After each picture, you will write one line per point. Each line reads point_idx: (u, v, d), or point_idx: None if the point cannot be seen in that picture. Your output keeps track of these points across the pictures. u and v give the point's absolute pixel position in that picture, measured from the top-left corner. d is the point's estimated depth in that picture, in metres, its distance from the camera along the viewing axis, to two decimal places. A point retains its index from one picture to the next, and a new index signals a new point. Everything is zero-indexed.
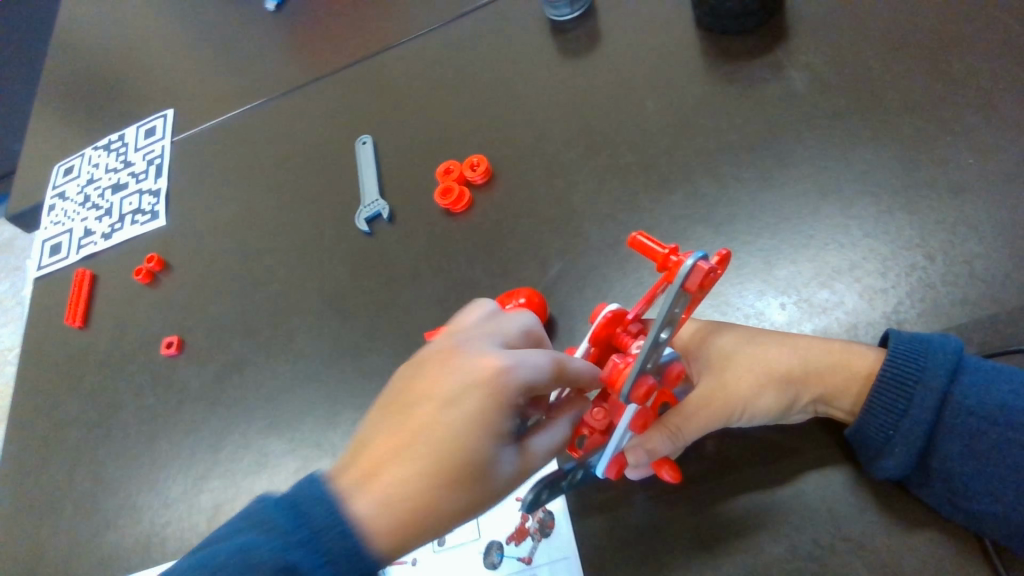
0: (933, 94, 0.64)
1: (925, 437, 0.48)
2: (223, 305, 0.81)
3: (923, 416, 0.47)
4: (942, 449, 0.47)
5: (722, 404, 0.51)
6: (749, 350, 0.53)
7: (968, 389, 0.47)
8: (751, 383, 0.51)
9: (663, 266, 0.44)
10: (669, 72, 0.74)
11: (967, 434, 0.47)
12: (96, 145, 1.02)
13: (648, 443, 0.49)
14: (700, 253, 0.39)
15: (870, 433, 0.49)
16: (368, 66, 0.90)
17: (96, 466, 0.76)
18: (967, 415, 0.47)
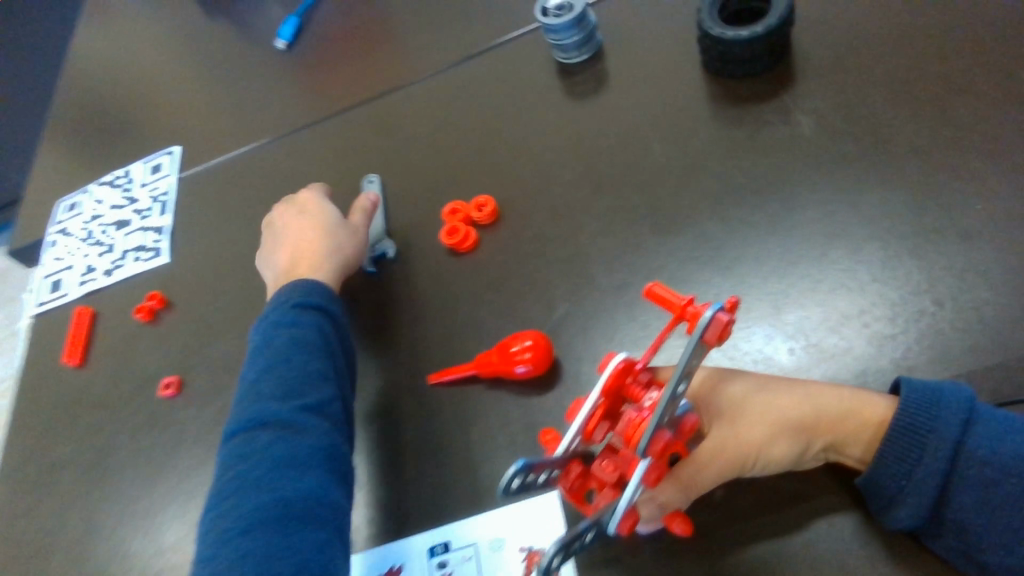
0: (940, 141, 0.64)
1: (939, 488, 0.46)
2: (224, 344, 0.80)
3: (938, 466, 0.46)
4: (956, 501, 0.46)
5: (734, 454, 0.50)
6: (759, 397, 0.52)
7: (982, 439, 0.46)
8: (762, 431, 0.50)
9: (678, 317, 0.44)
10: (675, 116, 0.75)
11: (983, 485, 0.45)
12: (101, 181, 1.03)
13: (659, 495, 0.49)
14: (718, 303, 0.39)
15: (883, 483, 0.48)
16: (376, 106, 0.91)
17: (90, 507, 0.74)
18: (981, 465, 0.45)
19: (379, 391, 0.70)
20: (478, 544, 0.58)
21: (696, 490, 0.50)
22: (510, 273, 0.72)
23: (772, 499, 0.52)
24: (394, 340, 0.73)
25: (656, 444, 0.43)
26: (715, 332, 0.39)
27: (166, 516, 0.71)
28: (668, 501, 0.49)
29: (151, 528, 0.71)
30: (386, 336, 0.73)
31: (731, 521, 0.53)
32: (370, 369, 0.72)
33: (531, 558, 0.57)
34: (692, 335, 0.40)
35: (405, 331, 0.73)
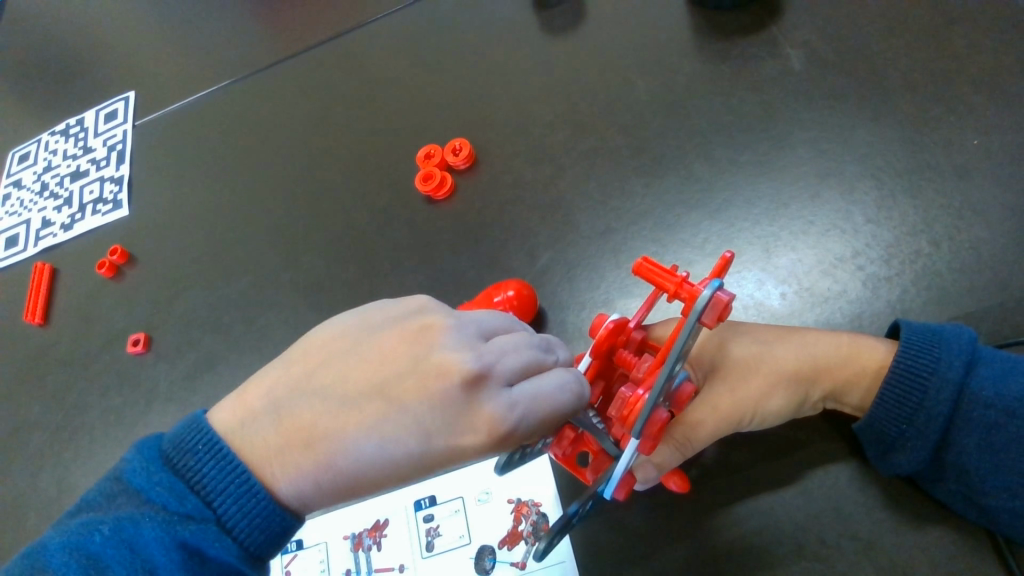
0: (936, 73, 0.62)
1: (941, 430, 0.45)
2: (193, 299, 0.77)
3: (941, 409, 0.45)
4: (958, 444, 0.45)
5: (731, 409, 0.49)
6: (755, 353, 0.51)
7: (986, 381, 0.44)
8: (758, 386, 0.49)
9: (673, 293, 0.41)
10: (660, 49, 0.71)
11: (986, 428, 0.44)
12: (53, 131, 0.97)
13: (655, 458, 0.48)
14: (715, 283, 0.36)
15: (882, 428, 0.47)
16: (342, 43, 0.86)
17: (60, 472, 0.72)
18: (985, 407, 0.44)
19: None
20: (465, 497, 0.57)
21: (691, 449, 0.49)
22: (491, 220, 0.70)
23: (767, 446, 0.52)
24: (372, 293, 0.70)
25: (653, 425, 0.40)
26: (714, 315, 0.36)
27: None
28: (663, 463, 0.48)
29: None
30: (364, 288, 0.71)
31: (724, 469, 0.52)
32: None
33: (520, 509, 0.56)
34: (688, 318, 0.37)
35: (382, 282, 0.70)
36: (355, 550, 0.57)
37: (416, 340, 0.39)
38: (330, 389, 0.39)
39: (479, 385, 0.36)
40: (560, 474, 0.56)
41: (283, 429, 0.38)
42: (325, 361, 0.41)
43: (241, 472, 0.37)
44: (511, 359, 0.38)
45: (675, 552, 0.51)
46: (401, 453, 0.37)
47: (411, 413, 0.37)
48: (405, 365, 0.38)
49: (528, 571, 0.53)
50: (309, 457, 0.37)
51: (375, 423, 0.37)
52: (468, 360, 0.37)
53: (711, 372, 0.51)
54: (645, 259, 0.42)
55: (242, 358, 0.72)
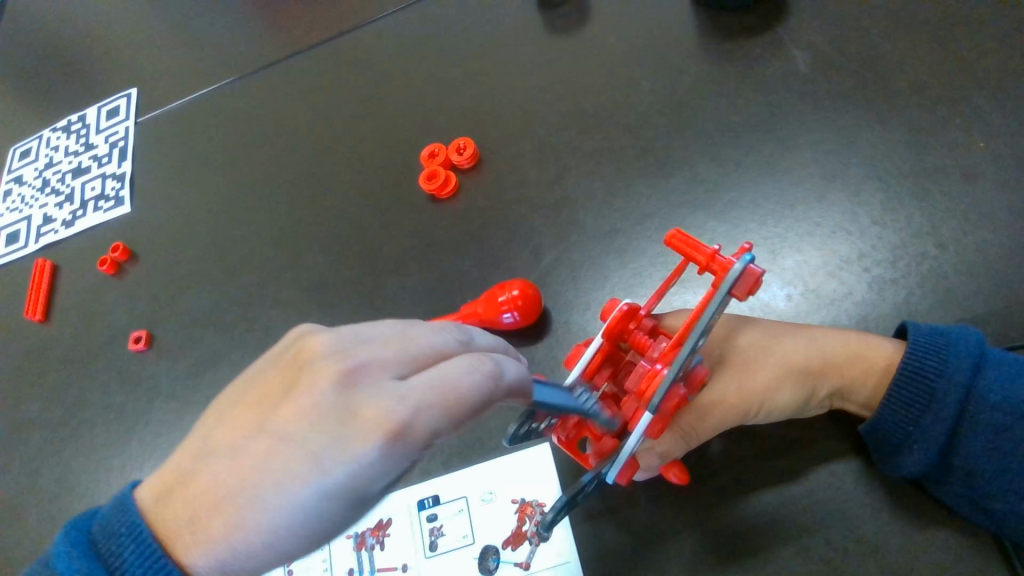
0: (942, 75, 0.62)
1: (947, 433, 0.45)
2: (194, 297, 0.77)
3: (948, 411, 0.45)
4: (965, 447, 0.45)
5: (738, 401, 0.49)
6: (765, 344, 0.51)
7: (993, 383, 0.44)
8: (767, 378, 0.49)
9: (703, 266, 0.41)
10: (665, 50, 0.71)
11: (993, 432, 0.44)
12: (54, 127, 0.97)
13: (659, 445, 0.47)
14: (749, 256, 0.37)
15: (888, 428, 0.47)
16: (346, 42, 0.85)
17: (61, 469, 0.72)
18: (992, 410, 0.44)
19: None
20: (469, 498, 0.57)
21: (696, 440, 0.49)
22: (495, 219, 0.69)
23: (772, 446, 0.52)
24: (374, 292, 0.70)
25: (669, 401, 0.40)
26: (746, 287, 0.37)
27: (142, 477, 0.69)
28: (669, 451, 0.48)
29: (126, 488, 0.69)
30: (367, 287, 0.71)
31: (729, 470, 0.52)
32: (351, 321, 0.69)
33: (524, 509, 0.55)
34: (719, 289, 0.37)
35: (385, 281, 0.70)
36: (357, 549, 0.57)
37: (294, 367, 0.35)
38: (219, 446, 0.33)
39: (346, 381, 0.32)
40: (565, 473, 0.57)
41: (184, 507, 0.32)
42: (219, 419, 0.35)
43: (160, 556, 0.31)
44: (397, 353, 0.34)
45: (680, 553, 0.50)
46: (292, 489, 0.30)
47: (297, 437, 0.31)
48: (284, 392, 0.34)
49: (532, 571, 0.53)
50: (216, 525, 0.31)
51: (259, 462, 0.31)
52: (342, 363, 0.33)
53: (721, 360, 0.51)
54: (679, 232, 0.43)
55: (243, 357, 0.71)
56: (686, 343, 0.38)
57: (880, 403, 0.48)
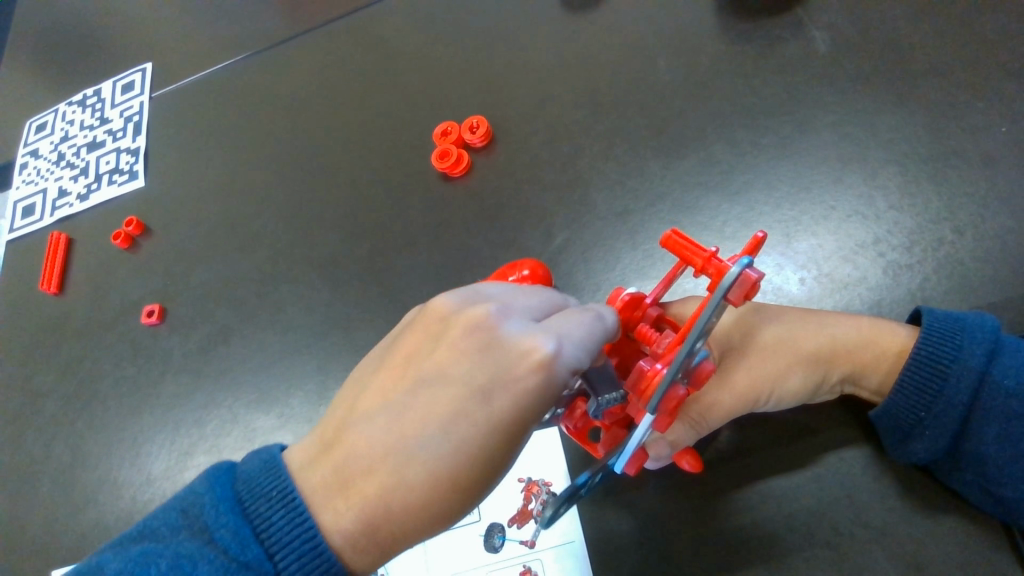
0: (964, 57, 0.61)
1: (960, 419, 0.45)
2: (206, 272, 0.77)
3: (961, 397, 0.44)
4: (977, 433, 0.45)
5: (748, 388, 0.49)
6: (776, 330, 0.50)
7: (1009, 370, 0.44)
8: (776, 365, 0.49)
9: (700, 269, 0.39)
10: (682, 29, 0.70)
11: (1006, 418, 0.44)
12: (70, 101, 0.97)
13: (669, 435, 0.47)
14: (745, 261, 0.33)
15: (901, 415, 0.46)
16: (360, 17, 0.85)
17: (73, 439, 0.73)
18: (1006, 397, 0.44)
19: (371, 322, 0.68)
20: None
21: (707, 428, 0.49)
22: (507, 199, 0.69)
23: (780, 430, 0.51)
24: (384, 270, 0.70)
25: (668, 402, 0.38)
26: (741, 293, 0.32)
27: (154, 448, 0.70)
28: (677, 440, 0.47)
29: (139, 458, 0.70)
30: (377, 265, 0.71)
31: (736, 453, 0.52)
32: (361, 299, 0.69)
33: (531, 488, 0.56)
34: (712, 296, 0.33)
35: (395, 259, 0.70)
36: None
37: (470, 348, 0.38)
38: (406, 388, 0.38)
39: (558, 368, 0.37)
40: (572, 454, 0.57)
41: (369, 438, 0.37)
42: (395, 398, 0.38)
43: (308, 526, 0.36)
44: (576, 333, 0.38)
45: (686, 535, 0.50)
46: (505, 440, 0.36)
47: (503, 413, 0.36)
48: (473, 377, 0.37)
49: (537, 549, 0.53)
50: (412, 482, 0.35)
51: (459, 431, 0.36)
52: (546, 345, 0.37)
53: (729, 348, 0.51)
54: (677, 232, 0.40)
55: (254, 332, 0.72)
56: (680, 351, 0.35)
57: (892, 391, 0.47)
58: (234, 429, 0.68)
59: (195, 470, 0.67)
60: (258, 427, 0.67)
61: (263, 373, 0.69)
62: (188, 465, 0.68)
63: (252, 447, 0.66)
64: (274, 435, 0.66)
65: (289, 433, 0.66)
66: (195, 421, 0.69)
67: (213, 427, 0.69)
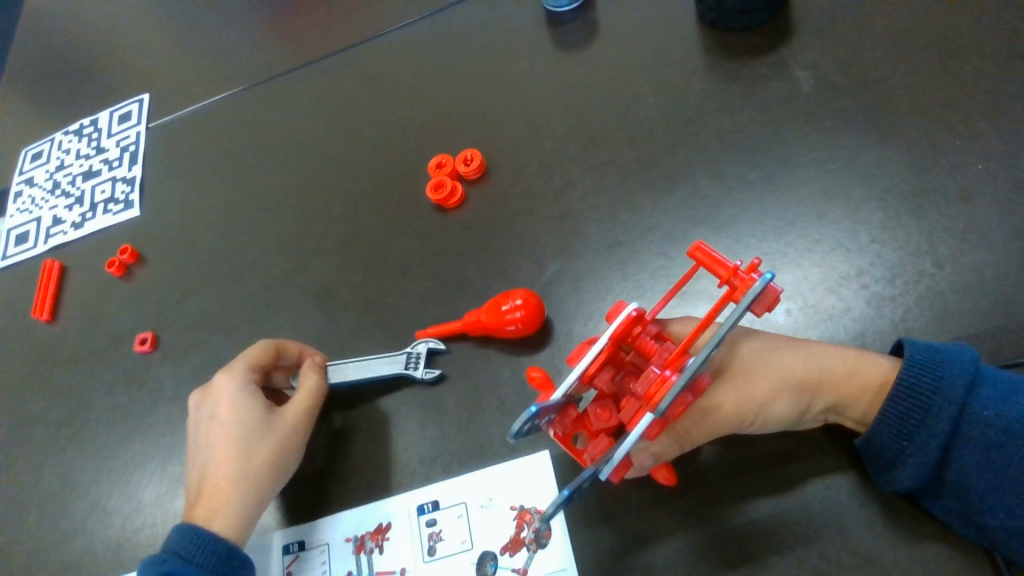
0: (941, 97, 0.63)
1: (941, 449, 0.45)
2: (200, 300, 0.77)
3: (942, 426, 0.45)
4: (958, 462, 0.45)
5: (735, 409, 0.50)
6: (766, 355, 0.51)
7: (987, 401, 0.45)
8: (765, 388, 0.50)
9: (725, 280, 0.43)
10: (670, 68, 0.72)
11: (985, 448, 0.44)
12: (66, 130, 0.98)
13: (654, 446, 0.49)
14: (767, 274, 0.39)
15: (884, 443, 0.47)
16: (357, 53, 0.87)
17: (63, 467, 0.72)
18: (985, 427, 0.44)
19: (364, 350, 0.68)
20: (469, 503, 0.57)
21: (689, 444, 0.50)
22: (500, 230, 0.70)
23: (768, 458, 0.52)
24: (378, 298, 0.71)
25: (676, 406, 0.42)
26: (767, 306, 0.40)
27: (145, 475, 0.70)
28: (661, 452, 0.49)
29: (130, 486, 0.69)
30: (371, 294, 0.71)
31: (726, 479, 0.53)
32: (355, 326, 0.70)
33: (523, 515, 0.56)
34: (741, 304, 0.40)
35: (389, 288, 0.71)
36: (356, 553, 0.58)
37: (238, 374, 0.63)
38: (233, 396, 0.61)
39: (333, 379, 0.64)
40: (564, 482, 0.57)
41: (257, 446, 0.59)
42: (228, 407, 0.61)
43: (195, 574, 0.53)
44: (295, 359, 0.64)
45: (677, 562, 0.51)
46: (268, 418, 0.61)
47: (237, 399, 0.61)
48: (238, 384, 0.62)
49: None
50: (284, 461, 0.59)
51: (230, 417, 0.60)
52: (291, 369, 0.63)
53: (720, 368, 0.51)
54: (703, 246, 0.45)
55: None
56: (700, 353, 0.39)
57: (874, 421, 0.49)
58: None
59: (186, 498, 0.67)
60: None
61: None
62: (179, 493, 0.67)
63: None
64: None
65: None
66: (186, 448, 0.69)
67: None
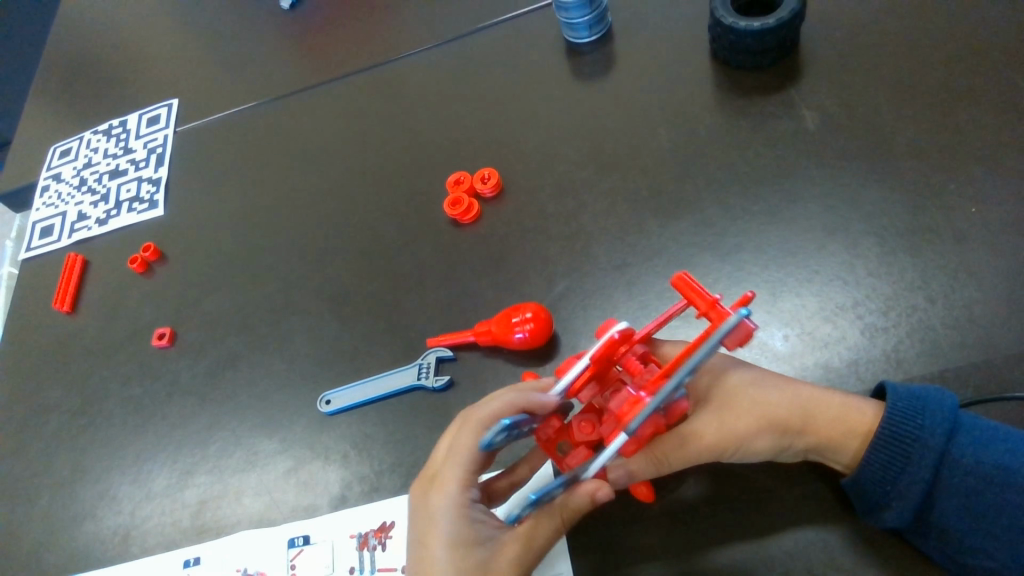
0: (939, 141, 0.66)
1: (923, 495, 0.47)
2: (218, 299, 0.80)
3: (922, 474, 0.47)
4: (939, 507, 0.47)
5: (716, 440, 0.51)
6: (754, 392, 0.52)
7: (966, 448, 0.47)
8: (748, 425, 0.51)
9: (704, 310, 0.48)
10: (682, 102, 0.76)
11: (965, 495, 0.47)
12: (96, 130, 1.02)
13: (631, 464, 0.51)
14: (744, 310, 0.40)
15: (868, 487, 0.49)
16: (383, 72, 0.91)
17: (76, 454, 0.75)
18: (964, 474, 0.47)
19: (374, 354, 0.71)
20: None
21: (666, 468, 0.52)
22: (512, 246, 0.73)
23: (757, 486, 0.54)
24: (391, 305, 0.73)
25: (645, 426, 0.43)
26: (739, 339, 0.42)
27: (155, 466, 0.72)
28: (637, 471, 0.52)
29: (140, 476, 0.71)
30: (385, 300, 0.74)
31: (717, 501, 0.54)
32: (367, 331, 0.72)
33: None
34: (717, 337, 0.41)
35: (403, 295, 0.74)
36: (360, 549, 0.61)
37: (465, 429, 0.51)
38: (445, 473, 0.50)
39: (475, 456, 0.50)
40: None
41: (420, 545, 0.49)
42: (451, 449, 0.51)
43: None
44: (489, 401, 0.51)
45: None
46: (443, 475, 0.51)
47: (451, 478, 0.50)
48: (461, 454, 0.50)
49: None
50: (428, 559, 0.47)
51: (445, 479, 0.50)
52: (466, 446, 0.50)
53: (704, 399, 0.53)
54: (686, 277, 0.49)
55: (261, 358, 0.74)
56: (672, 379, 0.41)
57: (858, 464, 0.50)
58: (236, 451, 0.70)
59: (195, 489, 0.69)
60: (260, 450, 0.69)
61: (267, 399, 0.72)
62: (188, 484, 0.70)
63: (254, 469, 0.68)
64: (275, 458, 0.68)
65: (290, 458, 0.68)
66: (197, 441, 0.72)
67: (216, 449, 0.71)
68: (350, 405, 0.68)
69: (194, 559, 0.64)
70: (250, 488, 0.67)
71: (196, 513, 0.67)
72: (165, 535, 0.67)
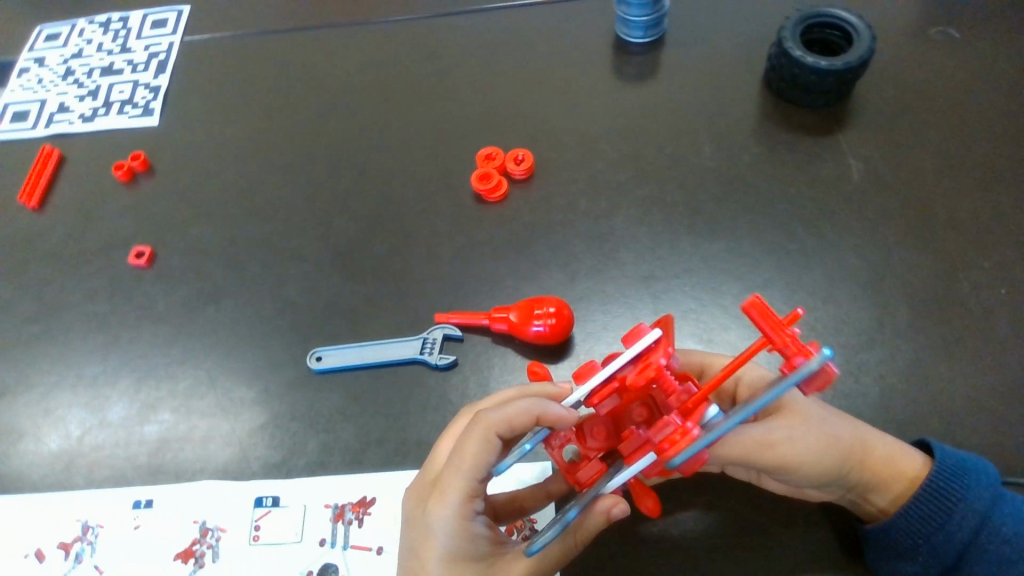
0: (978, 216, 0.67)
1: (956, 555, 0.48)
2: (208, 227, 0.74)
3: (961, 534, 0.47)
4: (968, 570, 0.48)
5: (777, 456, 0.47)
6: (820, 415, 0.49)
7: (1007, 517, 0.47)
8: (813, 442, 0.48)
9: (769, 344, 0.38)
10: (730, 125, 0.75)
11: (998, 561, 0.47)
12: (91, 19, 0.94)
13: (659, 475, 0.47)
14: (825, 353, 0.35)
15: (899, 537, 0.48)
16: (421, 27, 0.86)
17: (24, 364, 0.68)
18: (1002, 542, 0.47)
19: (374, 319, 0.67)
20: None
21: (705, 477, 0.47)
22: (536, 235, 0.70)
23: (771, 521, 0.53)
24: (398, 271, 0.69)
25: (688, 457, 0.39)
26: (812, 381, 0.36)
27: (113, 393, 0.66)
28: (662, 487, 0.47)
29: (95, 400, 0.66)
30: (392, 264, 0.70)
31: (728, 533, 0.53)
32: (370, 294, 0.68)
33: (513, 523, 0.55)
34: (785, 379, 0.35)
35: (413, 263, 0.70)
36: (334, 521, 0.57)
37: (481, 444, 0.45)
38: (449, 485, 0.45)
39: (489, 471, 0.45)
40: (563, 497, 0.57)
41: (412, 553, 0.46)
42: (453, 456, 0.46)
43: None
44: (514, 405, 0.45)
45: None
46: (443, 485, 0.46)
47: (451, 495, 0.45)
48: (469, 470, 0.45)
49: None
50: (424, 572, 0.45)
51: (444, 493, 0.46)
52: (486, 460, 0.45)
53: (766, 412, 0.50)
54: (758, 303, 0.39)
55: (248, 299, 0.69)
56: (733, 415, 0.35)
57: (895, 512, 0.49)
58: (208, 393, 0.65)
59: (155, 425, 0.64)
60: (234, 397, 0.64)
61: (249, 343, 0.67)
62: (149, 419, 0.64)
63: (225, 415, 0.63)
64: (251, 408, 0.63)
65: (268, 411, 0.63)
66: (165, 375, 0.66)
67: (185, 386, 0.65)
68: (342, 367, 0.63)
69: (145, 501, 0.60)
70: (218, 435, 0.63)
71: (154, 452, 0.62)
72: (116, 470, 0.62)
